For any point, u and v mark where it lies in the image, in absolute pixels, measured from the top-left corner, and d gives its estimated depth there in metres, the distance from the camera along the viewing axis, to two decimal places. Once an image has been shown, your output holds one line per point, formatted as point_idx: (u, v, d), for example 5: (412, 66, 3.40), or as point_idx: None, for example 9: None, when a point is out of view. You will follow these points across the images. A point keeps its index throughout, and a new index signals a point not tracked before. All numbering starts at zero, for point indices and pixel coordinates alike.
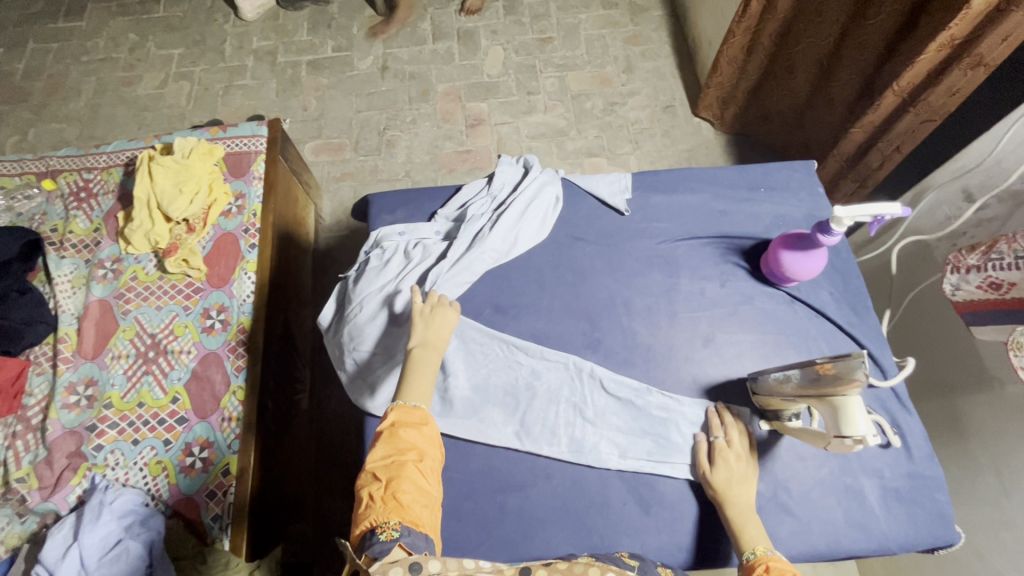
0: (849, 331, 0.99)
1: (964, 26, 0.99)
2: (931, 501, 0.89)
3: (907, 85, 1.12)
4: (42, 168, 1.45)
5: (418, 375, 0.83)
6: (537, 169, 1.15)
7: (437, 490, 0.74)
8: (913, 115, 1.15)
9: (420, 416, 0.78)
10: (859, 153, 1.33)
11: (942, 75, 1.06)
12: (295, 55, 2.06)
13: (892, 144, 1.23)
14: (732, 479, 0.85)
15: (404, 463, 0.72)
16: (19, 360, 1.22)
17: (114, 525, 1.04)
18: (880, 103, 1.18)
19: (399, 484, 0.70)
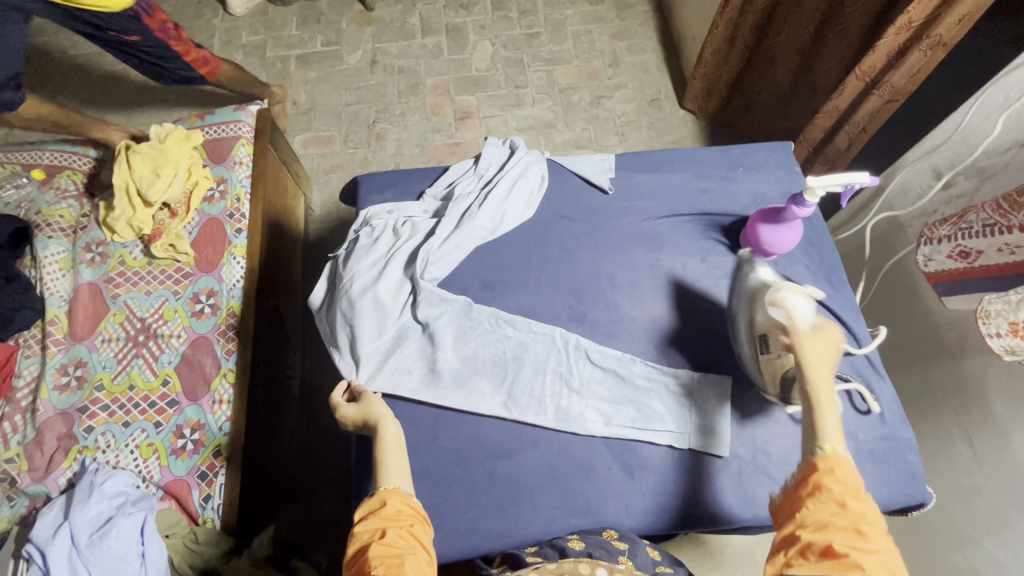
0: (825, 302, 1.03)
1: (921, 9, 1.03)
2: (904, 462, 0.93)
3: (869, 69, 1.17)
4: (28, 158, 1.44)
5: (387, 457, 0.82)
6: (523, 149, 1.17)
7: (416, 550, 0.71)
8: (877, 96, 1.19)
9: (377, 499, 0.76)
10: (827, 137, 1.37)
11: (903, 56, 1.11)
12: (284, 49, 2.07)
13: (858, 126, 1.27)
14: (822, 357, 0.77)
15: (368, 547, 0.71)
16: (7, 345, 1.22)
17: (105, 505, 1.04)
18: (845, 87, 1.23)
19: (367, 565, 0.68)
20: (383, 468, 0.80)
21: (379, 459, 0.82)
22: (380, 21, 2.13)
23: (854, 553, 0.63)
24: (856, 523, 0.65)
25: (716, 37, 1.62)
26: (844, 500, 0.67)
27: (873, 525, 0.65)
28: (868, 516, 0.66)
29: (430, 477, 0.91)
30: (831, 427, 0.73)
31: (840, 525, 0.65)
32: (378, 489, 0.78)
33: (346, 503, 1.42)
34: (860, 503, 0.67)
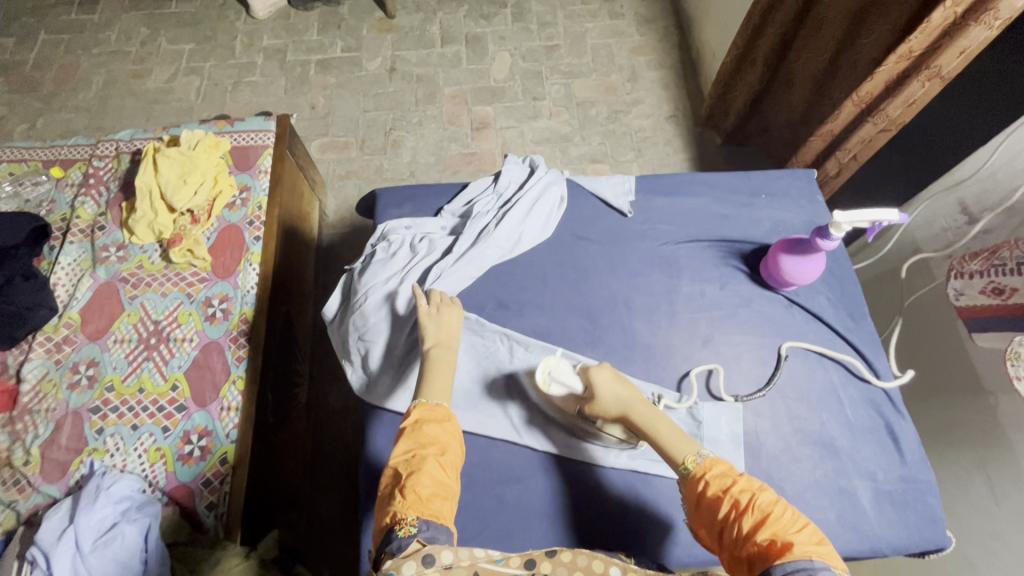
0: (845, 335, 1.02)
1: (924, 39, 1.01)
2: (924, 504, 0.90)
3: (866, 95, 1.17)
4: (51, 156, 1.46)
5: (437, 379, 0.86)
6: (543, 168, 1.17)
7: (454, 486, 0.76)
8: (871, 124, 1.19)
9: (443, 414, 0.81)
10: (819, 160, 1.39)
11: (900, 86, 1.10)
12: (304, 54, 2.08)
13: (849, 152, 1.28)
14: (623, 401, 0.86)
15: (422, 459, 0.75)
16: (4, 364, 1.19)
17: (111, 509, 1.03)
18: (842, 111, 1.22)
19: (416, 479, 0.72)
20: (427, 382, 0.85)
21: (425, 376, 0.86)
22: (400, 29, 2.14)
23: (772, 537, 0.66)
24: (752, 504, 0.70)
25: (736, 55, 1.63)
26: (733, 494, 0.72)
27: (762, 493, 0.71)
28: (753, 489, 0.72)
29: None
30: (679, 445, 0.81)
31: (746, 519, 0.69)
32: (440, 403, 0.82)
33: (348, 515, 1.40)
34: (742, 483, 0.73)
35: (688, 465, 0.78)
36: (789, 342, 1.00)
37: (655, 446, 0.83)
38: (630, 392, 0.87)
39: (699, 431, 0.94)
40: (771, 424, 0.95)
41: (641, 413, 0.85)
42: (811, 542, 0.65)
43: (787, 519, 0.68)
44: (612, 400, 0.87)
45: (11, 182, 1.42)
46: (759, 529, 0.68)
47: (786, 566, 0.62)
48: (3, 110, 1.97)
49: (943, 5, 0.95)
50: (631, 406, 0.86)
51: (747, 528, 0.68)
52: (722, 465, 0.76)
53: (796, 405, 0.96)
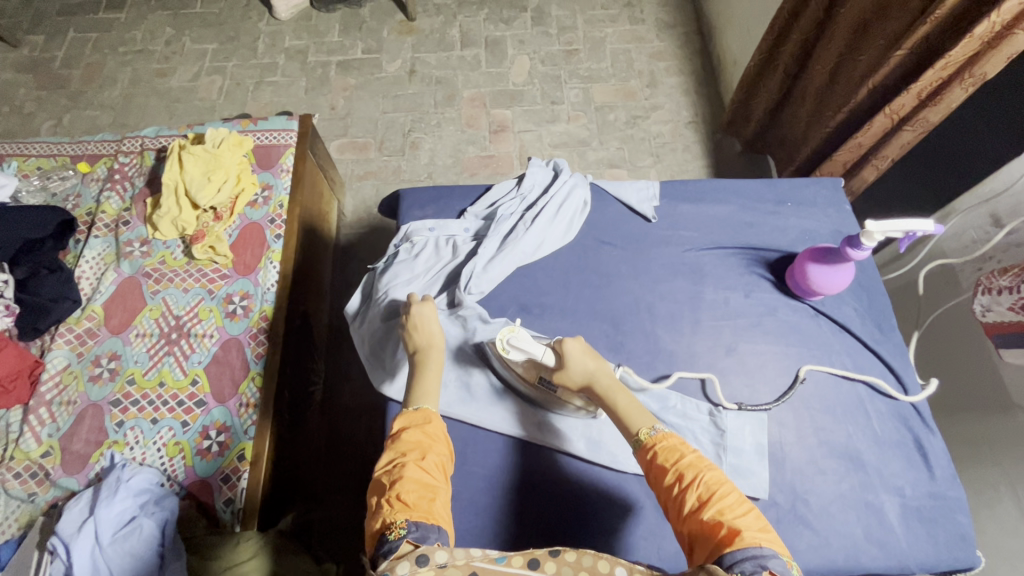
0: (873, 347, 1.01)
1: (962, 52, 1.00)
2: (953, 522, 0.88)
3: (899, 106, 1.14)
4: (78, 151, 1.49)
5: (425, 376, 0.87)
6: (566, 172, 1.18)
7: (443, 484, 0.75)
8: (908, 132, 1.17)
9: (422, 415, 0.81)
10: (849, 169, 1.36)
11: (940, 95, 1.08)
12: (325, 55, 2.10)
13: (886, 159, 1.25)
14: (588, 372, 0.85)
15: (405, 463, 0.74)
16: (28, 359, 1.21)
17: (129, 502, 1.04)
18: (873, 124, 1.21)
19: (402, 483, 0.71)
20: (414, 385, 0.86)
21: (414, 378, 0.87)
22: (421, 31, 2.15)
23: (715, 515, 0.66)
24: (697, 481, 0.70)
25: (757, 63, 1.61)
26: (679, 468, 0.72)
27: (709, 472, 0.71)
28: (701, 467, 0.72)
29: (458, 499, 0.91)
30: (637, 416, 0.81)
31: (689, 495, 0.69)
32: (421, 406, 0.82)
33: (361, 515, 1.40)
34: (693, 459, 0.73)
35: (642, 435, 0.78)
36: (807, 365, 0.98)
37: (613, 416, 0.83)
38: (598, 362, 0.86)
39: (722, 441, 0.92)
40: (795, 435, 0.94)
41: (606, 383, 0.85)
42: (756, 527, 0.64)
43: (732, 500, 0.68)
44: (579, 370, 0.86)
45: (39, 176, 1.45)
46: (703, 506, 0.68)
47: (731, 553, 0.61)
48: (31, 106, 2.00)
49: (989, 17, 0.93)
50: (596, 376, 0.85)
51: (691, 504, 0.69)
52: (675, 439, 0.76)
53: (819, 417, 0.95)
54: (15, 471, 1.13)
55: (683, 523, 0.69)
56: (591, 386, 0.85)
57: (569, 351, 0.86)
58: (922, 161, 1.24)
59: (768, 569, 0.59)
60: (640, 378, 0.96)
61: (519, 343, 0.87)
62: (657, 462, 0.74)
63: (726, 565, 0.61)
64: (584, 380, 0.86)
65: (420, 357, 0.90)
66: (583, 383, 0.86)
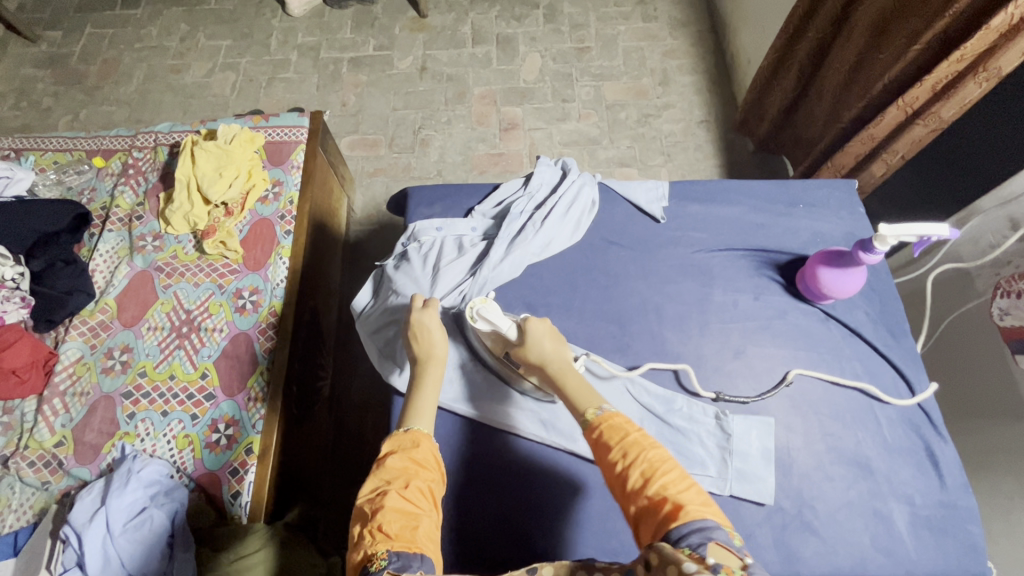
0: (884, 352, 0.99)
1: (979, 44, 0.98)
2: (964, 532, 0.87)
3: (913, 100, 1.12)
4: (93, 146, 1.51)
5: (420, 394, 0.86)
6: (575, 171, 1.17)
7: (429, 511, 0.73)
8: (920, 126, 1.15)
9: (410, 439, 0.79)
10: (859, 163, 1.33)
11: (954, 89, 1.05)
12: (337, 52, 2.11)
13: (897, 153, 1.23)
14: (544, 355, 0.85)
15: (388, 491, 0.72)
16: (44, 349, 1.23)
17: (140, 493, 1.05)
18: (885, 117, 1.18)
19: (383, 512, 0.70)
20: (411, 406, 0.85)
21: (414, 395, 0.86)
22: (432, 28, 2.15)
23: (659, 490, 0.65)
24: (640, 457, 0.69)
25: (772, 60, 1.58)
26: (625, 445, 0.70)
27: (653, 448, 0.70)
28: (645, 443, 0.71)
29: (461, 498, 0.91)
30: (586, 395, 0.79)
31: (633, 472, 0.68)
32: (410, 429, 0.81)
33: None
34: (639, 437, 0.72)
35: (589, 414, 0.76)
36: (796, 370, 0.97)
37: (563, 398, 0.82)
38: (556, 345, 0.86)
39: (728, 445, 0.91)
40: (803, 440, 0.93)
41: (558, 364, 0.84)
42: (699, 501, 0.64)
43: (676, 476, 0.67)
44: (536, 350, 0.86)
45: (55, 171, 1.47)
46: (647, 482, 0.67)
47: (676, 527, 0.60)
48: (49, 101, 2.04)
49: (1009, 7, 0.91)
50: (550, 359, 0.85)
51: (635, 481, 0.68)
52: (621, 417, 0.75)
53: (828, 422, 0.94)
54: (30, 460, 1.14)
55: (629, 502, 0.68)
56: (543, 368, 0.84)
57: (532, 335, 0.87)
58: (939, 163, 1.22)
59: (715, 539, 0.58)
60: (609, 365, 0.96)
61: (487, 314, 0.88)
62: (603, 439, 0.73)
63: (671, 540, 0.60)
64: (538, 359, 0.85)
65: (418, 372, 0.89)
66: (538, 365, 0.85)
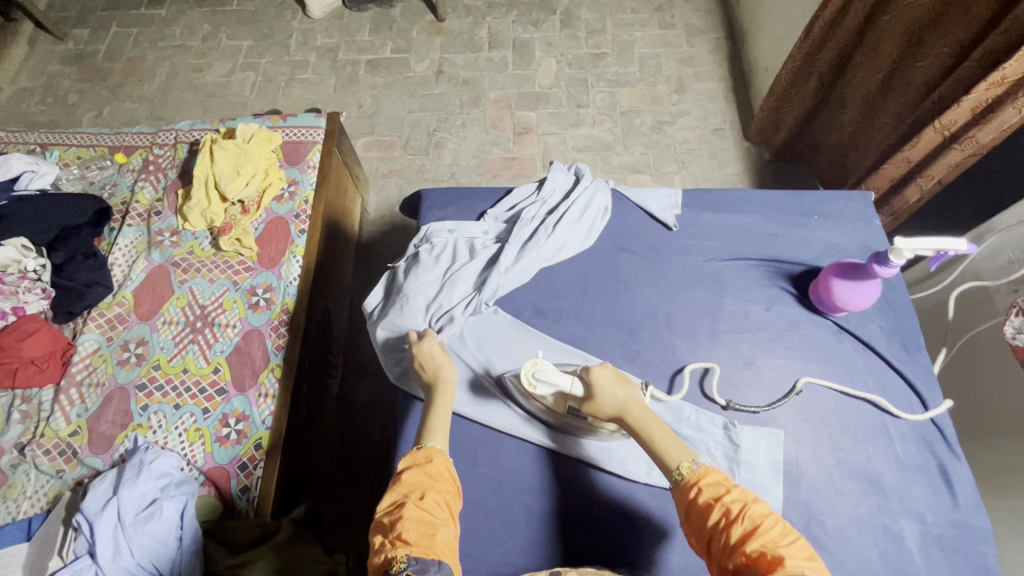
0: (898, 367, 0.98)
1: (1019, 66, 0.97)
2: (976, 553, 0.85)
3: (950, 122, 1.11)
4: (116, 142, 1.55)
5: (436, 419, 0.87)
6: (589, 177, 1.18)
7: (446, 522, 0.74)
8: (957, 151, 1.13)
9: (423, 455, 0.80)
10: (893, 185, 1.32)
11: (992, 113, 1.04)
12: (355, 54, 2.14)
13: (932, 178, 1.21)
14: (619, 403, 0.84)
15: (405, 504, 0.73)
16: (65, 340, 1.26)
17: (151, 484, 1.07)
18: (921, 138, 1.17)
19: (401, 523, 0.71)
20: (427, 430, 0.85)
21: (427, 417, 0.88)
22: (450, 32, 2.16)
23: (760, 547, 0.64)
24: (742, 513, 0.68)
25: (792, 69, 1.57)
26: (724, 502, 0.70)
27: (755, 504, 0.69)
28: (747, 499, 0.70)
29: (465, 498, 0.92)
30: (679, 451, 0.79)
31: (734, 529, 0.67)
32: (422, 446, 0.82)
33: (371, 508, 1.41)
34: (735, 492, 0.71)
35: (684, 472, 0.76)
36: (805, 378, 0.96)
37: (649, 449, 0.82)
38: (628, 393, 0.85)
39: (736, 455, 0.91)
40: (812, 453, 0.92)
41: (638, 412, 0.84)
42: (802, 558, 0.63)
43: (778, 532, 0.66)
44: (609, 400, 0.85)
45: (78, 166, 1.50)
46: (748, 540, 0.66)
47: None
48: (75, 97, 2.08)
49: None
50: (627, 407, 0.84)
51: (735, 538, 0.67)
52: (717, 474, 0.75)
53: (838, 435, 0.93)
54: (45, 448, 1.17)
55: (727, 558, 0.67)
56: (622, 417, 0.84)
57: (598, 385, 0.85)
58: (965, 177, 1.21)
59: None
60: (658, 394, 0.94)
61: (544, 376, 0.85)
62: (703, 496, 0.72)
63: None
64: (615, 410, 0.85)
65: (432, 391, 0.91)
66: (614, 414, 0.85)
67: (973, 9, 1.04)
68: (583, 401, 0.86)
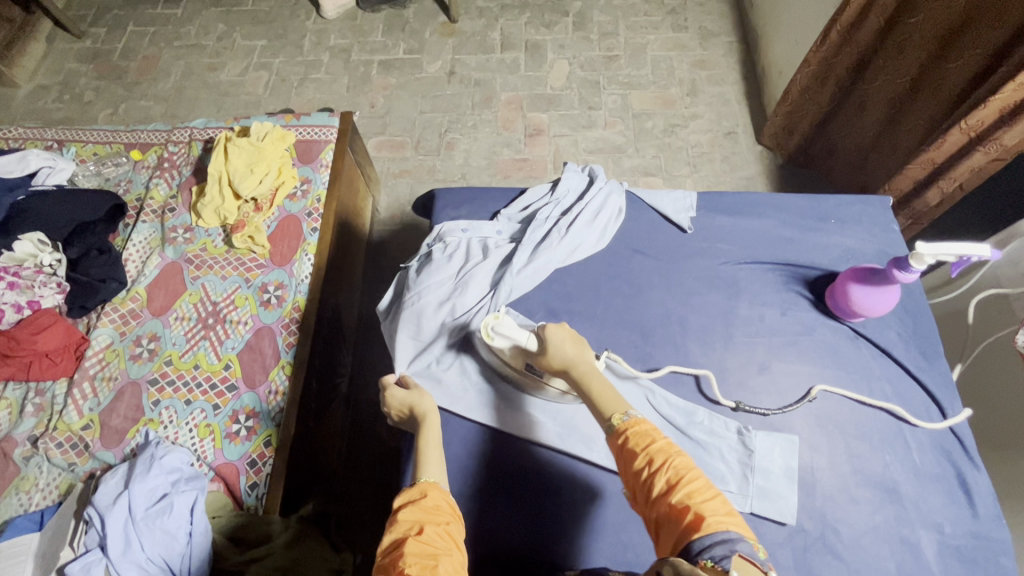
0: (916, 375, 0.97)
1: None
2: (997, 565, 0.83)
3: (976, 124, 1.09)
4: (132, 139, 1.56)
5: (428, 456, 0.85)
6: (602, 179, 1.17)
7: (450, 552, 0.71)
8: (982, 153, 1.11)
9: (418, 491, 0.79)
10: (916, 188, 1.30)
11: (1019, 114, 1.02)
12: (368, 54, 2.14)
13: (954, 181, 1.20)
14: (566, 357, 0.84)
15: (405, 541, 0.71)
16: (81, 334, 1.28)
17: (162, 479, 1.07)
18: (946, 139, 1.15)
19: (402, 559, 0.68)
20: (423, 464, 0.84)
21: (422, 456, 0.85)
22: (462, 33, 2.17)
23: (683, 499, 0.65)
24: (665, 464, 0.68)
25: (807, 74, 1.56)
26: (649, 452, 0.70)
27: (679, 455, 0.69)
28: (671, 451, 0.69)
29: (475, 500, 0.91)
30: (618, 403, 0.79)
31: (658, 479, 0.67)
32: (418, 481, 0.80)
33: (378, 508, 1.42)
34: (662, 443, 0.71)
35: (615, 421, 0.75)
36: (819, 385, 0.95)
37: (588, 401, 0.81)
38: (578, 349, 0.85)
39: (750, 461, 0.90)
40: (828, 460, 0.90)
41: (584, 368, 0.83)
42: (723, 511, 0.63)
43: (700, 485, 0.66)
44: (559, 355, 0.85)
45: (94, 162, 1.52)
46: (672, 490, 0.66)
47: (698, 539, 0.60)
48: (91, 95, 2.11)
49: None
50: (575, 363, 0.84)
51: (658, 488, 0.67)
52: (646, 423, 0.74)
53: (854, 443, 0.91)
54: (57, 441, 1.18)
55: (652, 507, 0.67)
56: (569, 371, 0.84)
57: (552, 337, 0.86)
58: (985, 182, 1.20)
59: (739, 551, 0.58)
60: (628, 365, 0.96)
61: (502, 329, 0.90)
62: (629, 444, 0.72)
63: (693, 551, 0.59)
64: (564, 365, 0.85)
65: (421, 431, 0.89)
66: (562, 369, 0.85)
67: (1007, 11, 1.02)
68: (539, 355, 0.88)
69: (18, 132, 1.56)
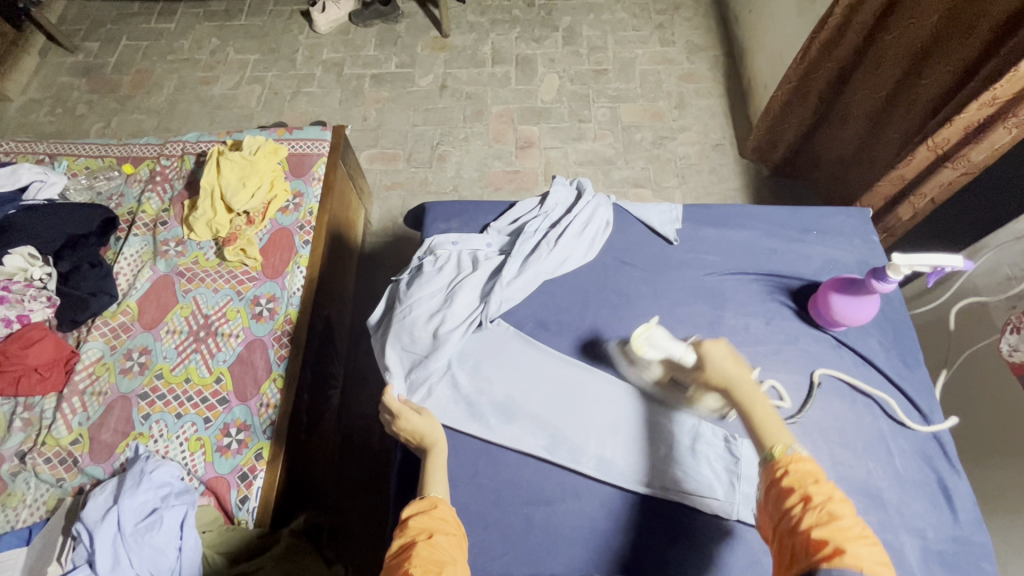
0: (897, 382, 0.99)
1: (1009, 87, 0.99)
2: (977, 569, 0.85)
3: (943, 141, 1.13)
4: (124, 153, 1.57)
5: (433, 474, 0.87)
6: (590, 192, 1.19)
7: (455, 563, 0.73)
8: (949, 169, 1.15)
9: (428, 502, 0.80)
10: (887, 205, 1.33)
11: (984, 132, 1.06)
12: (360, 68, 2.17)
13: (925, 197, 1.22)
14: (726, 375, 0.83)
15: (413, 544, 0.73)
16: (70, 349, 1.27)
17: (151, 494, 1.07)
18: (915, 156, 1.19)
19: (409, 561, 0.71)
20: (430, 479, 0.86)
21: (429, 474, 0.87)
22: (453, 47, 2.20)
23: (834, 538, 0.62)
24: (823, 505, 0.65)
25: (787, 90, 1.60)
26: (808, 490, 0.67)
27: (840, 502, 0.66)
28: (833, 496, 0.66)
29: (466, 512, 0.91)
30: (780, 432, 0.76)
31: (808, 515, 0.65)
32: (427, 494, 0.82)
33: (371, 520, 1.42)
34: (823, 487, 0.68)
35: (774, 450, 0.74)
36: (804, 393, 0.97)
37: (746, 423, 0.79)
38: (740, 368, 0.83)
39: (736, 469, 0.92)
40: None
41: (747, 389, 0.82)
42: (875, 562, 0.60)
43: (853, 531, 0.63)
44: (717, 372, 0.84)
45: (86, 176, 1.52)
46: (823, 531, 0.63)
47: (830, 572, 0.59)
48: (83, 108, 2.11)
49: None
50: (735, 382, 0.82)
51: (807, 523, 0.65)
52: (811, 466, 0.71)
53: (838, 450, 0.93)
54: (45, 457, 1.16)
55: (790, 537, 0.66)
56: (729, 390, 0.82)
57: (710, 353, 0.85)
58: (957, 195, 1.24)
59: None
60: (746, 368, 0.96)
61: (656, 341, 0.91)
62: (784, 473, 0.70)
63: None
64: (721, 382, 0.83)
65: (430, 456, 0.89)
66: (721, 386, 0.84)
67: (975, 32, 1.06)
68: (695, 370, 0.87)
69: (10, 146, 1.56)
